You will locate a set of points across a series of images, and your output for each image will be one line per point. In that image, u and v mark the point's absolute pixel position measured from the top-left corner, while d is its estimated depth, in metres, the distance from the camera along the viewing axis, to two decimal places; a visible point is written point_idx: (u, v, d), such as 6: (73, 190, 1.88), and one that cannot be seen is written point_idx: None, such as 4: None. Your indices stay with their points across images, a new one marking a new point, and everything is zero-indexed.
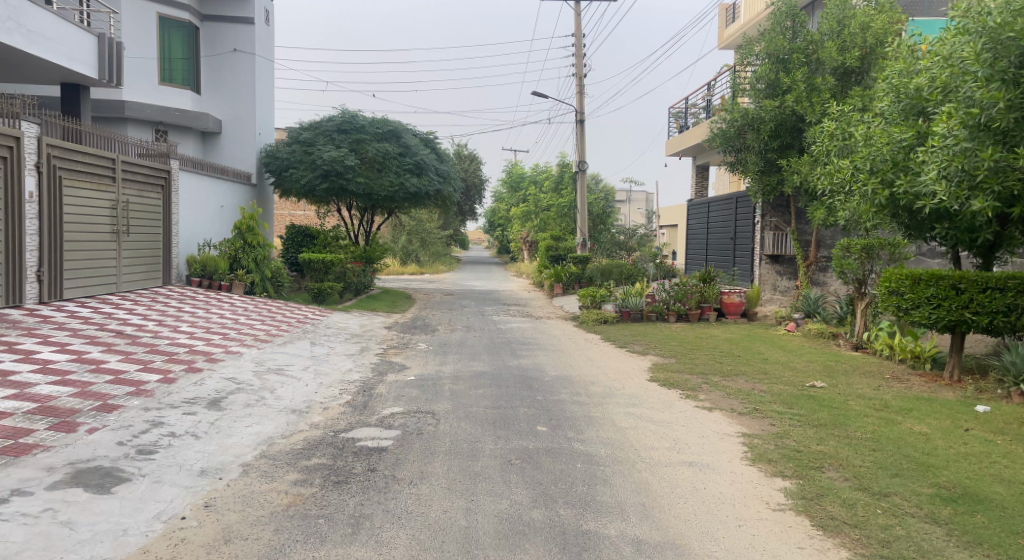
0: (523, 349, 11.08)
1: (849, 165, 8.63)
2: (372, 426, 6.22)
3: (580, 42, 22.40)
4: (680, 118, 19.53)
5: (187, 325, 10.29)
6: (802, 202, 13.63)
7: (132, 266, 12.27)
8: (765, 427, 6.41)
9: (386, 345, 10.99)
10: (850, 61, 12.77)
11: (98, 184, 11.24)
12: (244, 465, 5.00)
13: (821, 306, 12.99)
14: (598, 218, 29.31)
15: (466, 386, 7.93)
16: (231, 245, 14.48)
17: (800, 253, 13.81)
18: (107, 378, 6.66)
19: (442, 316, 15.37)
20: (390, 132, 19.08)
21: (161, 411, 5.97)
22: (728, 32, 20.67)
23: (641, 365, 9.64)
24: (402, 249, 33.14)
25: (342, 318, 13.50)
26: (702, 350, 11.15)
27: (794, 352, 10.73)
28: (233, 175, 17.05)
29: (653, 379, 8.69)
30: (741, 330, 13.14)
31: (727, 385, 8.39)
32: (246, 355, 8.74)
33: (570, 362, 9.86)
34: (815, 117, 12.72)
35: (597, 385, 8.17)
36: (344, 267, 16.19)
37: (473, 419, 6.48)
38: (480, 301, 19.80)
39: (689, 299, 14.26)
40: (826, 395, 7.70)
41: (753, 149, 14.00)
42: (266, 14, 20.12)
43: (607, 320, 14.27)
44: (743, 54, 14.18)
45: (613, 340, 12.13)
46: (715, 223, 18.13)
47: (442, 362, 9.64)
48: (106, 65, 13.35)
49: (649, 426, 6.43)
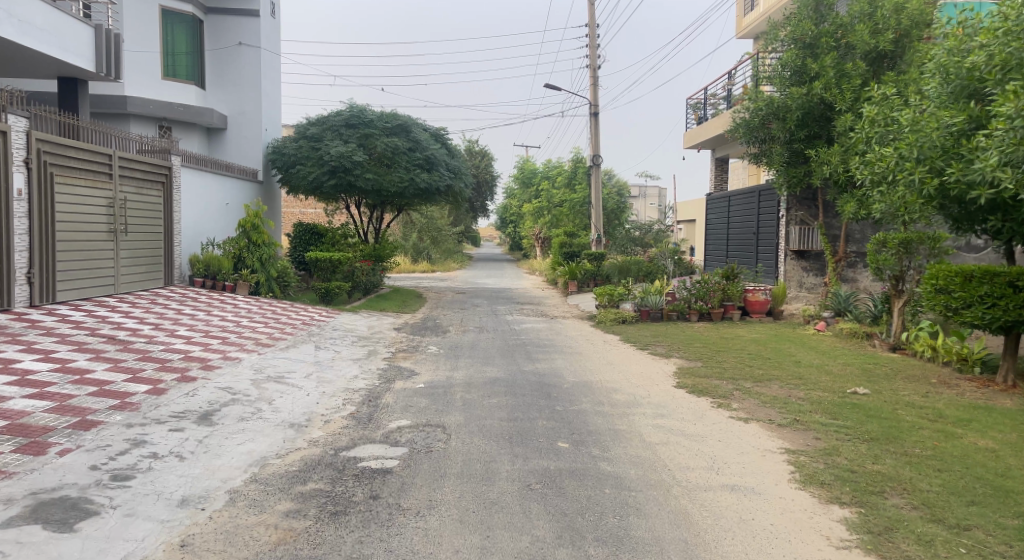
0: (539, 351, 10.50)
1: (892, 153, 7.86)
2: (377, 443, 5.66)
3: (594, 33, 21.75)
4: (699, 109, 18.86)
5: (185, 329, 9.76)
6: (831, 194, 12.94)
7: (131, 266, 11.77)
8: (811, 441, 5.79)
9: (395, 349, 10.43)
10: (883, 44, 12.03)
11: (94, 181, 10.76)
12: (231, 492, 4.46)
13: (852, 304, 12.28)
14: (611, 213, 28.67)
15: (480, 395, 7.36)
16: (235, 244, 13.96)
17: (828, 249, 13.13)
18: (90, 390, 6.13)
19: (453, 316, 14.80)
20: (399, 127, 18.55)
21: (145, 427, 5.44)
22: (748, 19, 19.98)
23: (666, 370, 9.03)
24: (413, 247, 32.63)
25: (350, 319, 12.97)
26: (729, 352, 10.52)
27: (828, 354, 10.07)
28: (238, 172, 16.56)
29: (681, 385, 8.07)
30: (767, 330, 12.49)
31: (761, 392, 7.77)
32: (245, 362, 8.19)
33: (589, 366, 9.27)
34: (844, 106, 12.03)
35: (620, 393, 7.57)
36: (353, 266, 15.64)
37: (487, 434, 5.91)
38: (493, 299, 19.24)
39: (711, 298, 13.62)
40: (870, 403, 7.05)
41: (778, 139, 13.35)
42: (271, 6, 19.62)
43: (626, 320, 13.65)
44: (767, 39, 13.50)
45: (633, 342, 11.51)
46: (736, 217, 17.45)
47: (453, 367, 9.06)
48: (104, 58, 12.88)
49: (682, 441, 5.83)
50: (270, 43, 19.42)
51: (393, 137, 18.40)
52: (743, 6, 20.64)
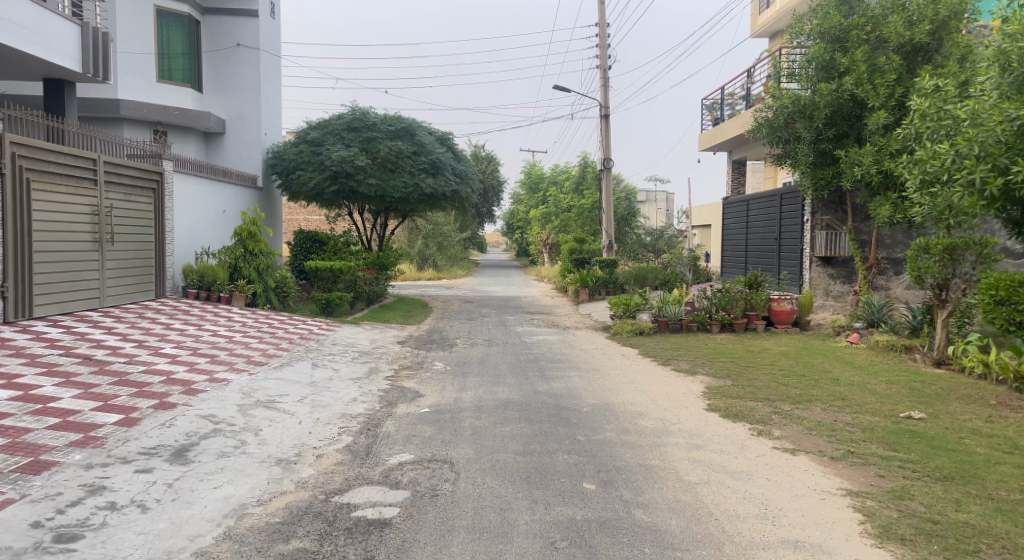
0: (553, 368, 9.74)
1: (945, 150, 7.10)
2: (375, 485, 4.91)
3: (605, 33, 21.10)
4: (715, 110, 18.15)
5: (172, 345, 9.04)
6: (862, 197, 12.18)
7: (118, 277, 11.08)
8: (875, 479, 5.02)
9: (398, 366, 9.70)
10: (920, 36, 11.28)
11: (76, 188, 10.10)
12: (197, 555, 3.74)
13: (886, 314, 11.47)
14: (621, 220, 27.97)
15: (491, 423, 6.61)
16: (231, 253, 13.23)
17: (858, 255, 12.34)
18: (52, 423, 5.43)
19: (461, 328, 14.06)
20: (403, 130, 17.87)
21: (107, 468, 4.72)
22: (763, 18, 19.37)
23: (693, 390, 8.25)
24: (418, 254, 31.90)
25: (351, 332, 12.24)
26: (759, 367, 9.74)
27: (865, 370, 9.30)
28: (236, 177, 15.88)
29: (713, 409, 7.32)
30: (795, 342, 11.71)
31: (803, 415, 6.99)
32: (234, 384, 7.46)
33: (610, 385, 8.50)
34: (877, 102, 11.30)
35: (647, 419, 6.82)
36: (355, 275, 14.92)
37: (502, 474, 5.16)
38: (502, 308, 18.48)
39: (734, 308, 12.86)
40: (930, 430, 6.25)
41: (803, 140, 12.62)
42: (271, 7, 18.99)
43: (644, 331, 12.90)
44: (792, 33, 12.76)
45: (654, 356, 10.76)
46: (755, 222, 16.69)
47: (462, 388, 8.31)
48: (90, 58, 12.23)
49: (726, 481, 5.06)
50: (270, 44, 18.79)
51: (398, 140, 17.70)
52: (758, 5, 20.05)
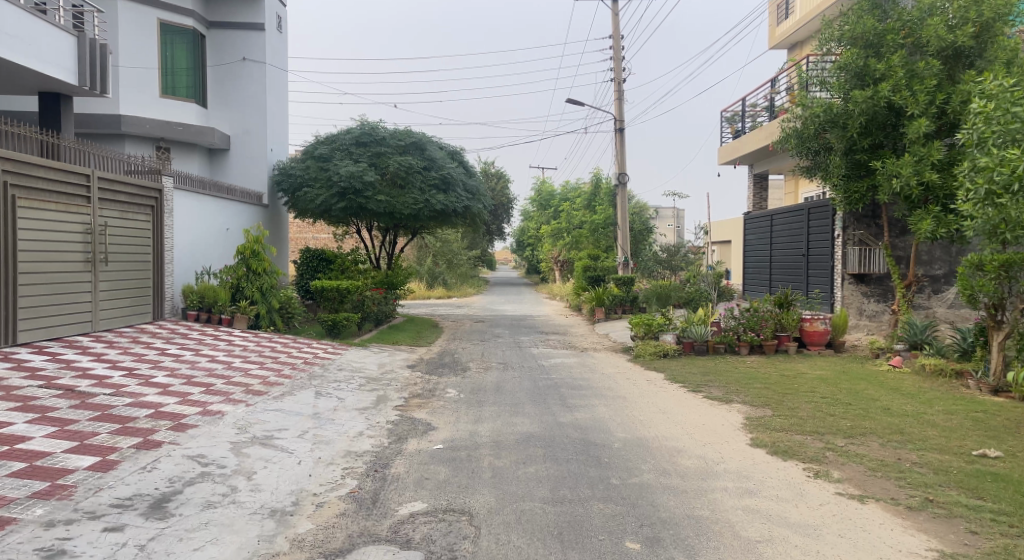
0: (575, 395, 9.04)
1: (1017, 155, 6.41)
2: (384, 543, 4.23)
3: (620, 45, 20.60)
4: (736, 122, 17.54)
5: (165, 372, 8.37)
6: (900, 211, 11.47)
7: (112, 299, 10.47)
8: (970, 539, 4.29)
9: (408, 393, 9.00)
10: (962, 39, 10.62)
11: (66, 205, 9.53)
12: None
13: (930, 336, 10.70)
14: (636, 235, 27.31)
15: (514, 463, 5.91)
16: (234, 272, 12.62)
17: (897, 272, 11.58)
18: (16, 469, 4.79)
19: (474, 350, 13.38)
20: (413, 144, 17.32)
21: (71, 527, 4.06)
22: (781, 29, 18.87)
23: (732, 422, 7.52)
24: (428, 272, 31.42)
25: (359, 356, 11.58)
26: (799, 394, 9.01)
27: (916, 397, 8.54)
28: (240, 194, 15.33)
29: (758, 444, 6.60)
30: (832, 365, 10.96)
31: (862, 452, 6.25)
32: (229, 418, 6.79)
33: (639, 416, 7.78)
34: (917, 110, 10.65)
35: (687, 458, 6.10)
36: (363, 296, 14.26)
37: (531, 529, 4.45)
38: (516, 328, 17.79)
39: (764, 328, 12.12)
40: (1013, 472, 5.52)
41: (835, 151, 11.97)
42: (278, 21, 18.57)
43: (668, 354, 12.19)
44: (821, 40, 12.21)
45: (682, 381, 10.04)
46: (779, 239, 15.99)
47: (477, 419, 7.61)
48: (87, 70, 11.71)
49: (792, 539, 4.33)
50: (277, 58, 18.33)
51: (407, 155, 17.16)
52: (775, 16, 19.54)
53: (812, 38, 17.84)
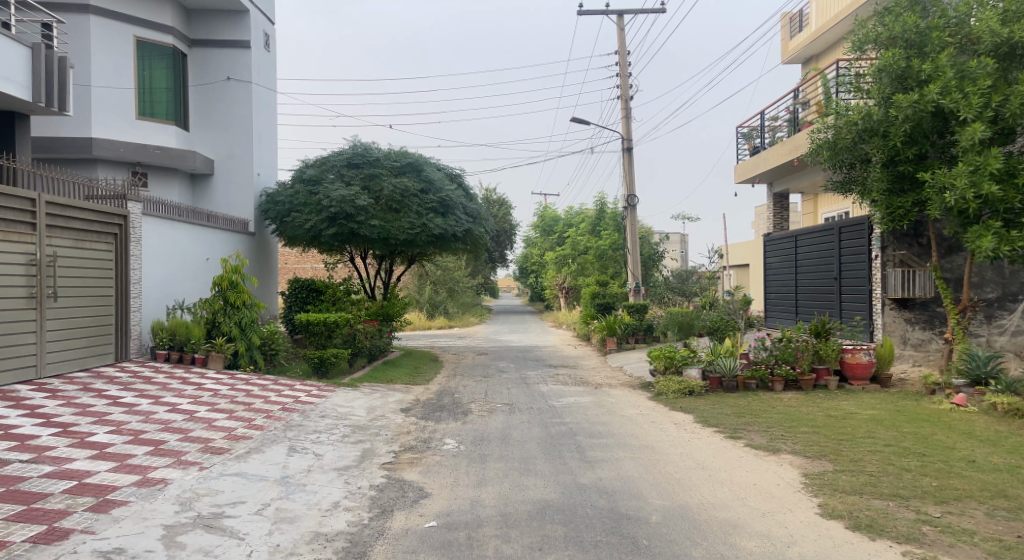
0: (596, 445, 7.71)
1: None
2: None
3: (626, 61, 19.56)
4: (753, 138, 16.42)
5: (108, 426, 7.08)
6: (952, 226, 10.20)
7: (64, 339, 9.25)
8: None
9: (399, 446, 7.67)
10: (1020, 34, 9.39)
11: (6, 233, 8.34)
12: None
13: (996, 369, 9.32)
14: (646, 260, 26.03)
15: (527, 549, 4.59)
16: (209, 306, 11.34)
17: (949, 296, 10.20)
18: None
19: (476, 388, 12.04)
20: (409, 165, 16.21)
21: None
22: (796, 42, 17.82)
23: (791, 481, 6.19)
24: (428, 301, 30.20)
25: (346, 399, 10.26)
26: (857, 441, 7.67)
27: (1000, 444, 7.21)
28: (222, 221, 14.17)
29: (833, 514, 5.26)
30: (884, 403, 9.63)
31: (971, 527, 4.91)
32: (171, 489, 5.46)
33: (676, 474, 6.44)
34: (971, 114, 9.38)
35: (749, 538, 4.79)
36: (354, 329, 12.99)
37: None
38: (521, 361, 16.43)
39: (800, 360, 10.86)
40: None
41: (875, 162, 10.80)
42: (264, 39, 17.55)
43: (694, 391, 10.86)
44: (855, 42, 11.09)
45: (716, 425, 8.70)
46: (806, 261, 14.75)
47: (480, 481, 6.29)
48: (42, 84, 10.58)
49: None
50: (263, 77, 17.27)
51: (403, 176, 16.05)
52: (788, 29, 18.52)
53: (842, 41, 16.38)
